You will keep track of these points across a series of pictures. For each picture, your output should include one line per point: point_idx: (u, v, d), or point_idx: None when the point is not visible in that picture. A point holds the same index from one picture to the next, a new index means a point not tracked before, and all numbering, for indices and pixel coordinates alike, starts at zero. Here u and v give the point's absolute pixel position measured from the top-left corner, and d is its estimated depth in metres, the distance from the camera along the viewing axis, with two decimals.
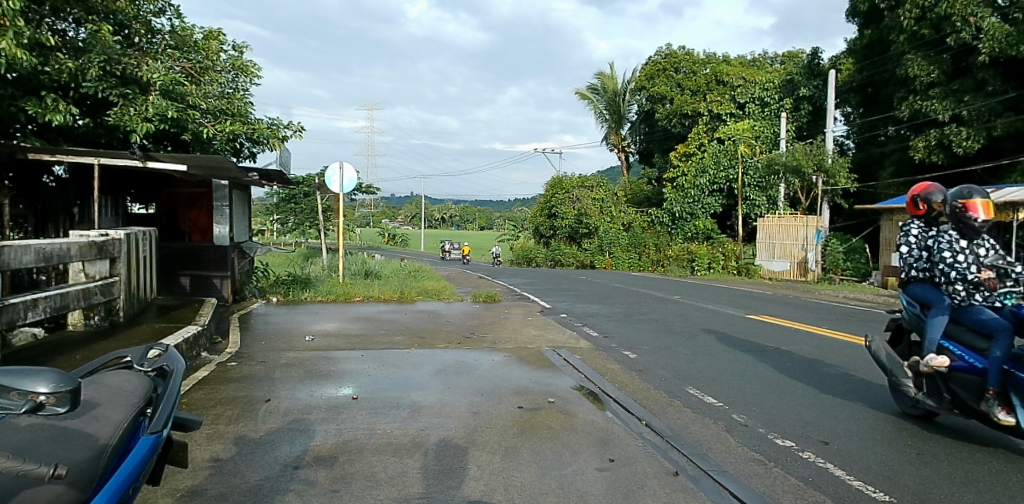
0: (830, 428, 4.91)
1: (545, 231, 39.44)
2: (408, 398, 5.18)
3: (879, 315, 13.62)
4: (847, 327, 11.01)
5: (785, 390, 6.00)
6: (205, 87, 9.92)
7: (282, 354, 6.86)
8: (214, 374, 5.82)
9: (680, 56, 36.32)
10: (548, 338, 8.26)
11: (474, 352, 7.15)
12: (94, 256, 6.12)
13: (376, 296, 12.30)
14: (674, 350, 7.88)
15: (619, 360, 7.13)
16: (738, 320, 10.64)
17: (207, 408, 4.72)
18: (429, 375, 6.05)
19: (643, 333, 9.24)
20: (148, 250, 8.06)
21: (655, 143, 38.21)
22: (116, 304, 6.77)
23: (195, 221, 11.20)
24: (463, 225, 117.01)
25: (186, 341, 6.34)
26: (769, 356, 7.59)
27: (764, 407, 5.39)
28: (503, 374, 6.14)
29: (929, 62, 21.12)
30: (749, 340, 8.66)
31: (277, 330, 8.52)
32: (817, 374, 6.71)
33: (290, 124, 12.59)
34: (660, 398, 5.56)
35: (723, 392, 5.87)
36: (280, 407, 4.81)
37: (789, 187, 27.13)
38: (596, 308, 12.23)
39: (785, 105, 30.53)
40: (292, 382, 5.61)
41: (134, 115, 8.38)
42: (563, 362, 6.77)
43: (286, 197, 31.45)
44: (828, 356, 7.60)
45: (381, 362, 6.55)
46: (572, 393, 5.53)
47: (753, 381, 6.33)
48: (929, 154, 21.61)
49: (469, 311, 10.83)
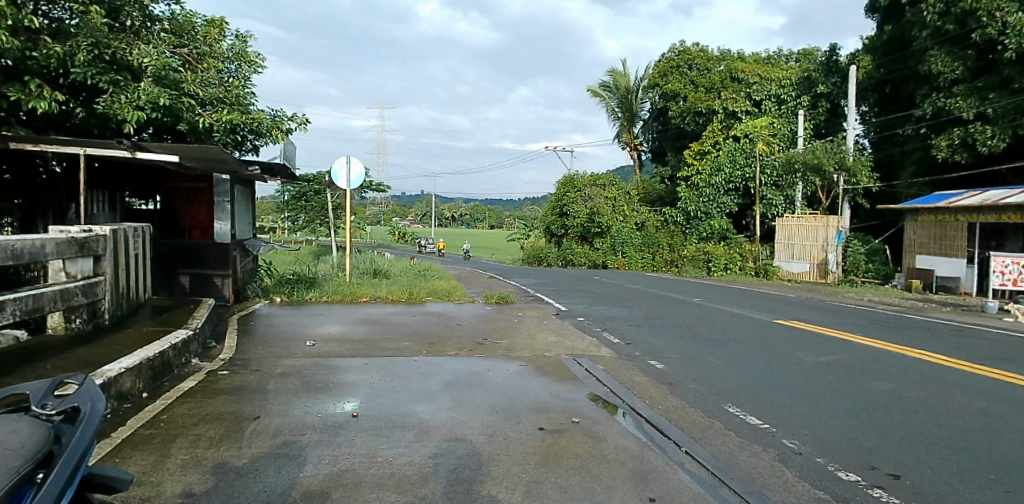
0: (897, 459, 4.33)
1: (556, 230, 38.69)
2: (415, 416, 4.62)
3: (910, 320, 12.94)
4: (881, 333, 10.37)
5: (835, 411, 5.41)
6: (203, 74, 9.40)
7: (280, 361, 6.32)
8: (201, 385, 5.28)
9: (694, 52, 35.47)
10: (567, 345, 7.68)
11: (488, 361, 6.59)
12: (75, 254, 5.62)
13: (384, 297, 11.73)
14: (703, 360, 7.27)
15: (646, 371, 6.54)
16: (768, 325, 9.99)
17: (188, 428, 4.18)
18: (439, 387, 5.48)
19: (668, 340, 8.60)
20: (141, 248, 7.53)
21: (669, 141, 37.57)
22: (101, 306, 6.21)
23: (195, 217, 10.66)
24: (473, 223, 117.35)
25: (175, 347, 5.82)
26: (809, 368, 6.96)
27: (817, 431, 4.83)
28: (519, 388, 5.55)
29: (952, 58, 20.29)
30: (784, 349, 8.02)
31: (279, 334, 7.98)
32: (866, 390, 6.10)
33: (294, 117, 12.10)
34: (696, 417, 4.97)
35: (767, 412, 5.29)
36: (271, 426, 4.27)
37: (809, 186, 26.35)
38: (614, 311, 11.60)
39: (802, 102, 29.84)
40: (287, 395, 5.06)
41: (125, 103, 7.90)
42: (585, 374, 6.17)
43: (296, 195, 31.15)
44: (874, 369, 6.95)
45: (387, 372, 5.99)
46: (598, 411, 4.94)
47: (800, 399, 5.73)
48: (953, 153, 20.80)
49: (481, 314, 10.26)
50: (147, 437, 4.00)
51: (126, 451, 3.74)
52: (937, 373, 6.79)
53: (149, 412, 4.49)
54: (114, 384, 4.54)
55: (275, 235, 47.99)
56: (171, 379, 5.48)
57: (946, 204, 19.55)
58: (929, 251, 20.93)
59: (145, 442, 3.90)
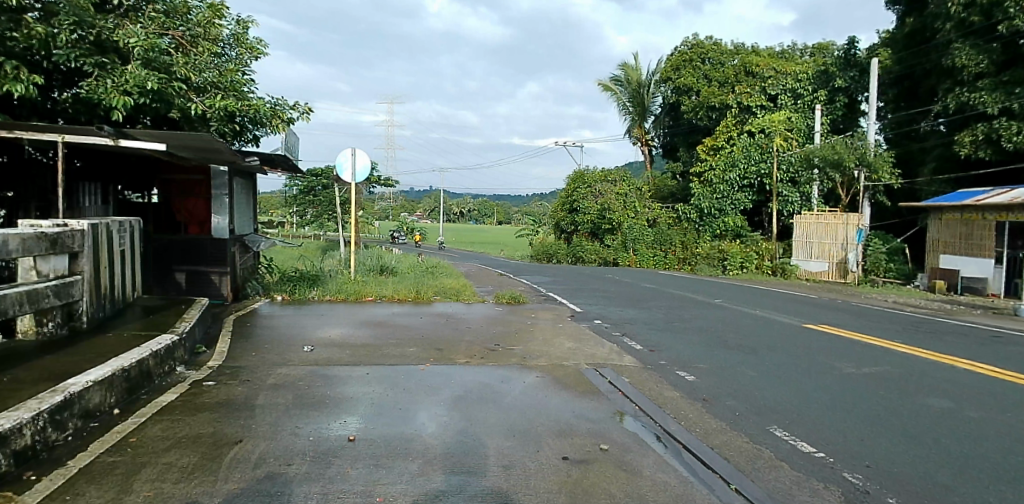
0: (979, 497, 3.71)
1: (566, 226, 38.04)
2: (420, 440, 4.04)
3: (944, 324, 12.19)
4: (918, 338, 9.71)
5: (894, 437, 4.79)
6: (197, 58, 8.88)
7: (274, 370, 5.76)
8: (183, 399, 4.72)
9: (707, 46, 34.64)
10: (587, 352, 7.07)
11: (502, 371, 6.01)
12: (45, 251, 5.06)
13: (390, 296, 11.17)
14: (737, 371, 6.66)
15: (676, 384, 5.93)
16: (799, 330, 9.36)
17: (157, 455, 3.62)
18: (449, 404, 4.90)
19: (694, 346, 7.98)
20: (129, 243, 7.02)
21: (681, 136, 36.84)
22: (78, 308, 5.68)
23: (192, 211, 10.14)
24: (482, 219, 117.42)
25: (157, 354, 5.27)
26: (854, 382, 6.33)
27: (879, 462, 4.24)
28: (538, 405, 4.95)
29: (976, 52, 19.50)
30: (821, 358, 7.41)
31: (277, 337, 7.44)
32: (922, 409, 5.52)
33: (296, 105, 11.52)
34: (742, 444, 4.36)
35: (818, 437, 4.69)
36: (254, 453, 3.71)
37: (830, 182, 25.47)
38: (632, 313, 10.96)
39: (819, 97, 29.04)
40: (278, 413, 4.49)
41: (110, 87, 7.42)
42: (609, 387, 5.57)
43: (303, 189, 30.69)
44: (927, 385, 6.30)
45: (391, 384, 5.40)
46: (628, 436, 4.33)
47: (850, 420, 5.14)
48: (976, 149, 19.85)
49: (492, 315, 9.65)
50: (109, 465, 3.44)
51: (78, 485, 3.16)
52: (996, 389, 6.16)
53: (117, 434, 3.94)
54: (78, 401, 3.99)
55: (284, 230, 47.64)
56: (149, 391, 4.92)
57: (973, 201, 18.84)
58: (956, 250, 19.98)
59: (105, 473, 3.34)
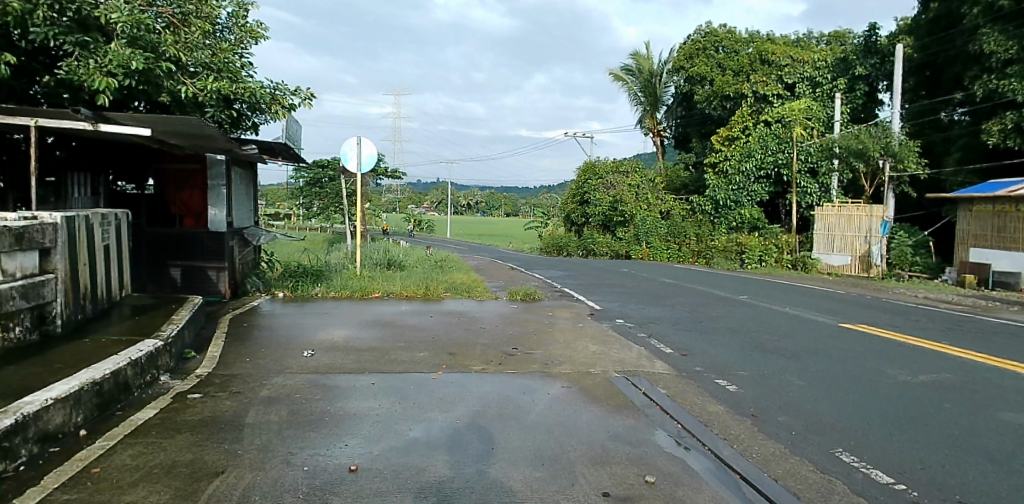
0: None
1: (576, 218, 37.30)
2: (432, 471, 3.43)
3: (985, 322, 11.45)
4: (965, 339, 9.00)
5: (980, 462, 4.11)
6: (188, 36, 8.28)
7: (270, 380, 5.19)
8: (163, 417, 4.13)
9: (721, 34, 33.76)
10: (614, 357, 6.45)
11: (523, 380, 5.40)
12: (9, 248, 4.48)
13: (398, 293, 10.56)
14: (782, 379, 6.01)
15: (718, 396, 5.30)
16: (836, 331, 8.69)
17: (122, 492, 3.02)
18: (465, 422, 4.28)
19: (727, 349, 7.35)
20: (114, 237, 6.49)
21: (693, 127, 36.07)
22: (51, 309, 5.13)
23: (187, 203, 9.54)
24: (490, 211, 117.28)
25: (135, 364, 4.68)
26: (912, 393, 5.70)
27: (973, 497, 3.52)
28: (567, 423, 4.34)
29: (1006, 37, 18.24)
30: (869, 363, 6.74)
31: (275, 339, 6.85)
32: (999, 425, 4.85)
33: (297, 91, 10.92)
34: (810, 475, 3.72)
35: (893, 463, 4.02)
36: (238, 487, 3.13)
37: (853, 172, 24.44)
38: (654, 311, 10.35)
39: (839, 85, 28.06)
40: (270, 435, 3.89)
41: (92, 67, 6.94)
42: (645, 400, 4.95)
43: (309, 181, 30.25)
44: (996, 395, 5.63)
45: (399, 397, 4.79)
46: (676, 465, 3.70)
47: (922, 440, 4.48)
48: (1005, 138, 18.76)
49: (506, 314, 9.06)
50: None
51: None
52: None
53: (80, 463, 3.35)
54: (33, 423, 3.40)
55: (290, 222, 47.26)
56: (125, 406, 4.34)
57: (1005, 192, 17.97)
58: (986, 244, 19.10)
59: None
